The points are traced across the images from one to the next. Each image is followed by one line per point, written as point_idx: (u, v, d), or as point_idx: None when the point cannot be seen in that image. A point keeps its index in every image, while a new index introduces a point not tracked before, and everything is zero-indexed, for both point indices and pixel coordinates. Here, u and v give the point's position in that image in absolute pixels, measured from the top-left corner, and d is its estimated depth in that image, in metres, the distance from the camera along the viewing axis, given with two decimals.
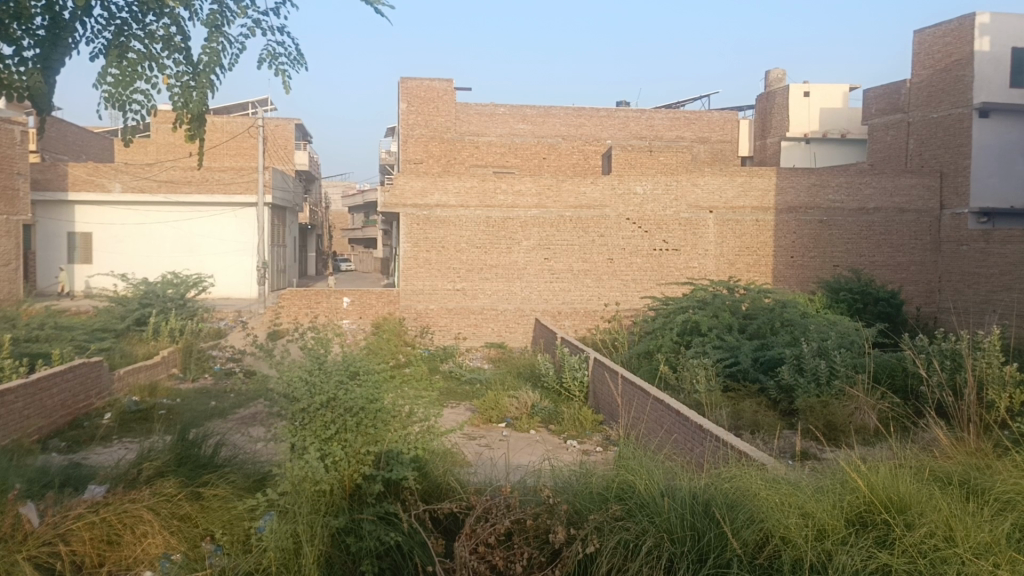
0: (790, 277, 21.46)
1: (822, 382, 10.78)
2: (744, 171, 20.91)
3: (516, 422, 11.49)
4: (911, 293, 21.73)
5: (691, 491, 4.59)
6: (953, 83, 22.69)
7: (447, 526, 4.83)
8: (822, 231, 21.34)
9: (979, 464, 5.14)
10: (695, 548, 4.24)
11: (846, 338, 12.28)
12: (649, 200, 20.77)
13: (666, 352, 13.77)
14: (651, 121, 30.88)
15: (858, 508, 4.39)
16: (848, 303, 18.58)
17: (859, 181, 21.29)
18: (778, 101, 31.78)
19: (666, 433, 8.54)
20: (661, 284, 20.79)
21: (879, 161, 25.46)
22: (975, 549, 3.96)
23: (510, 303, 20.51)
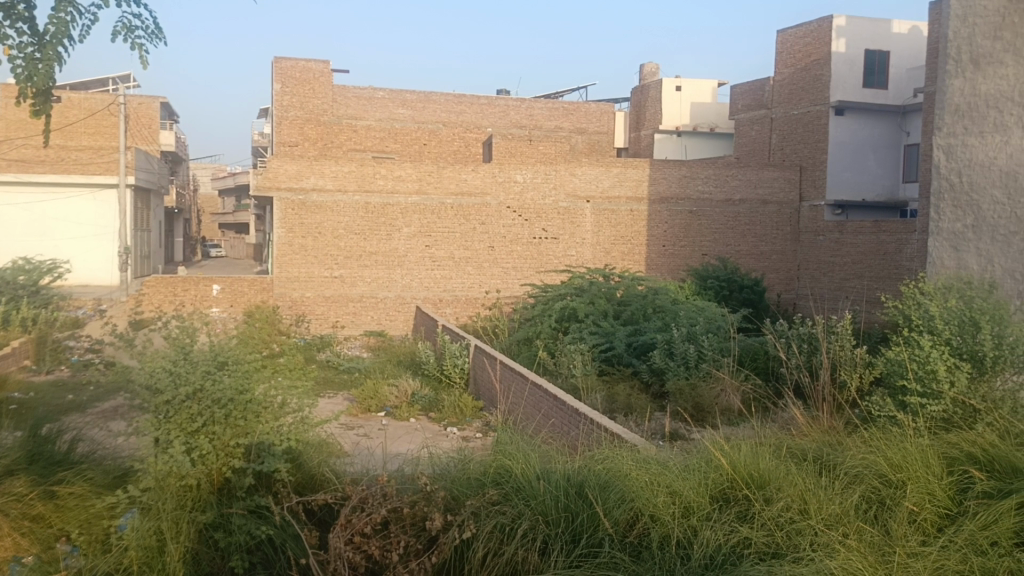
0: (663, 265, 22.21)
1: (691, 365, 11.23)
2: (620, 163, 21.47)
3: (396, 411, 11.38)
4: (772, 281, 22.86)
5: (566, 473, 4.67)
6: (812, 81, 24.15)
7: (321, 517, 4.73)
8: (692, 222, 22.20)
9: (832, 441, 5.48)
10: (569, 530, 4.34)
11: (713, 324, 12.79)
12: (529, 188, 21.00)
13: (545, 339, 14.01)
14: (531, 111, 31.17)
15: (721, 485, 4.61)
16: (715, 290, 19.39)
17: (726, 173, 22.25)
18: (651, 94, 32.80)
19: (543, 417, 8.68)
20: (540, 271, 21.08)
21: (744, 155, 26.69)
22: (827, 520, 4.23)
23: (390, 290, 20.22)
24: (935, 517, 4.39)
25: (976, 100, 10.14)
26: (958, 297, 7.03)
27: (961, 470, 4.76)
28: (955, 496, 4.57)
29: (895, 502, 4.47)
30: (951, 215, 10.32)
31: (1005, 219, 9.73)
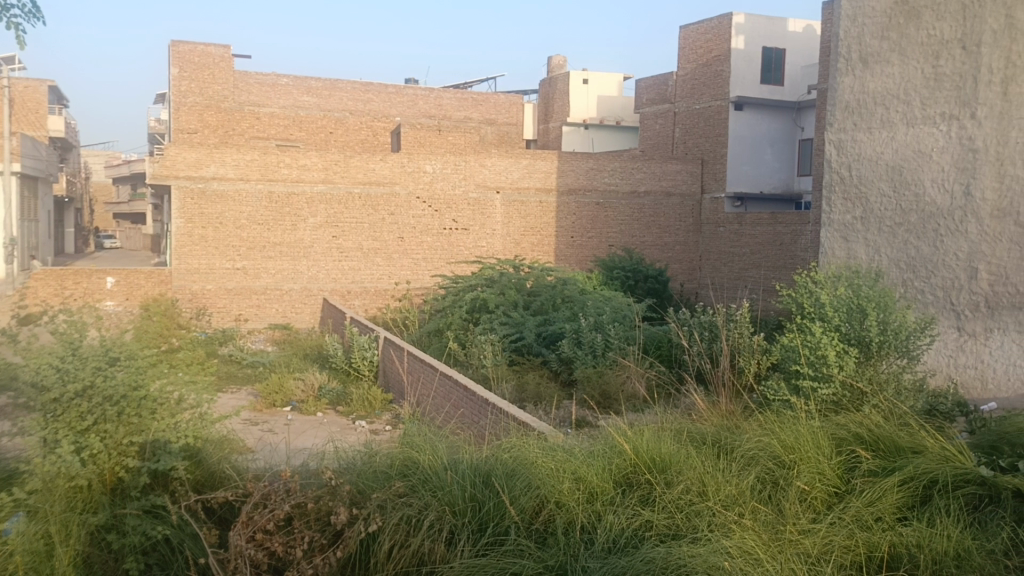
0: (571, 256, 22.53)
1: (598, 354, 11.43)
2: (528, 154, 21.65)
3: (302, 405, 11.16)
4: (676, 271, 23.43)
5: (473, 463, 4.69)
6: (713, 77, 24.89)
7: (222, 515, 4.61)
8: (599, 213, 22.55)
9: (729, 425, 5.68)
10: (476, 519, 4.36)
11: (619, 313, 13.00)
12: (439, 179, 20.92)
13: (456, 330, 14.01)
14: (440, 101, 30.99)
15: (624, 470, 4.73)
16: (621, 280, 19.75)
17: (632, 166, 22.69)
18: (559, 87, 33.14)
19: (452, 407, 8.67)
20: (450, 262, 21.04)
21: (649, 148, 27.25)
22: (724, 501, 4.39)
23: (295, 282, 19.73)
24: (825, 495, 4.61)
25: (864, 97, 10.54)
26: (846, 285, 7.40)
27: (849, 450, 5.01)
28: (843, 475, 4.81)
29: (788, 481, 4.67)
30: (842, 207, 10.78)
31: (890, 210, 10.24)
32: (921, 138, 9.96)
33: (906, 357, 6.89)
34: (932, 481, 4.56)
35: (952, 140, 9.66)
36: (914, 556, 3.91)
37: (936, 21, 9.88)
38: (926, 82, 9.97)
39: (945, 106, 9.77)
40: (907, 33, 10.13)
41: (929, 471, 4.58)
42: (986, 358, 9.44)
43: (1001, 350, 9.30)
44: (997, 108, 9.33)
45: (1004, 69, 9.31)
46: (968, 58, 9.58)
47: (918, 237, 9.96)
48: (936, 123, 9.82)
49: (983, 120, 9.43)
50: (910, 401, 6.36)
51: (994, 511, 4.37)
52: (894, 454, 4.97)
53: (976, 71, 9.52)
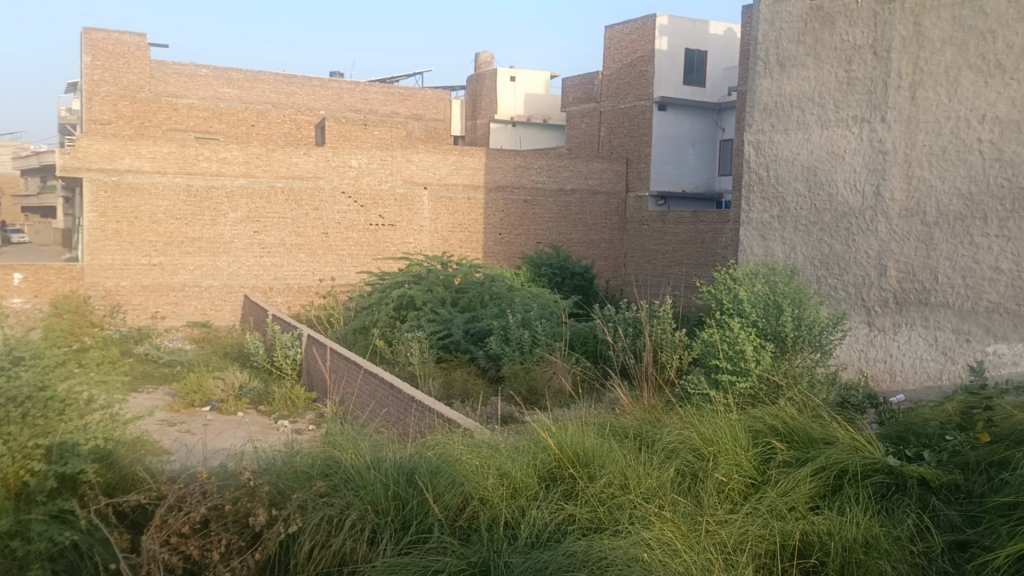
0: (498, 253, 22.60)
1: (525, 350, 11.49)
2: (456, 150, 21.64)
3: (222, 405, 10.87)
4: (602, 268, 23.68)
5: (396, 461, 4.66)
6: (637, 77, 25.34)
7: (134, 519, 4.45)
8: (526, 210, 22.68)
9: (651, 418, 5.79)
10: (399, 517, 4.31)
11: (546, 309, 13.08)
12: (364, 174, 20.68)
13: (382, 327, 13.88)
14: (365, 95, 30.66)
15: (548, 465, 4.77)
16: (549, 277, 19.86)
17: (559, 164, 22.85)
18: (487, 83, 33.17)
19: (377, 405, 8.59)
20: (377, 258, 20.84)
21: (575, 146, 27.53)
22: (645, 494, 4.47)
23: (215, 279, 19.19)
24: (742, 486, 4.73)
25: (781, 99, 10.89)
26: (764, 281, 7.62)
27: (764, 442, 5.15)
28: (760, 466, 4.95)
29: (707, 473, 4.78)
30: (759, 206, 11.12)
31: (805, 210, 10.59)
32: (835, 140, 10.31)
33: (820, 351, 7.13)
34: (843, 470, 4.72)
35: (863, 143, 10.01)
36: (825, 544, 4.03)
37: (849, 27, 10.22)
38: (840, 85, 10.31)
39: (857, 109, 10.12)
40: (822, 38, 10.48)
41: (841, 461, 4.74)
42: (894, 352, 9.84)
43: (908, 344, 9.69)
44: (906, 112, 9.64)
45: (911, 74, 9.62)
46: (878, 63, 9.92)
47: (831, 236, 10.31)
48: (849, 125, 10.17)
49: (892, 124, 9.75)
50: (823, 393, 6.61)
51: (900, 499, 4.55)
52: (807, 445, 5.13)
53: (886, 76, 9.85)
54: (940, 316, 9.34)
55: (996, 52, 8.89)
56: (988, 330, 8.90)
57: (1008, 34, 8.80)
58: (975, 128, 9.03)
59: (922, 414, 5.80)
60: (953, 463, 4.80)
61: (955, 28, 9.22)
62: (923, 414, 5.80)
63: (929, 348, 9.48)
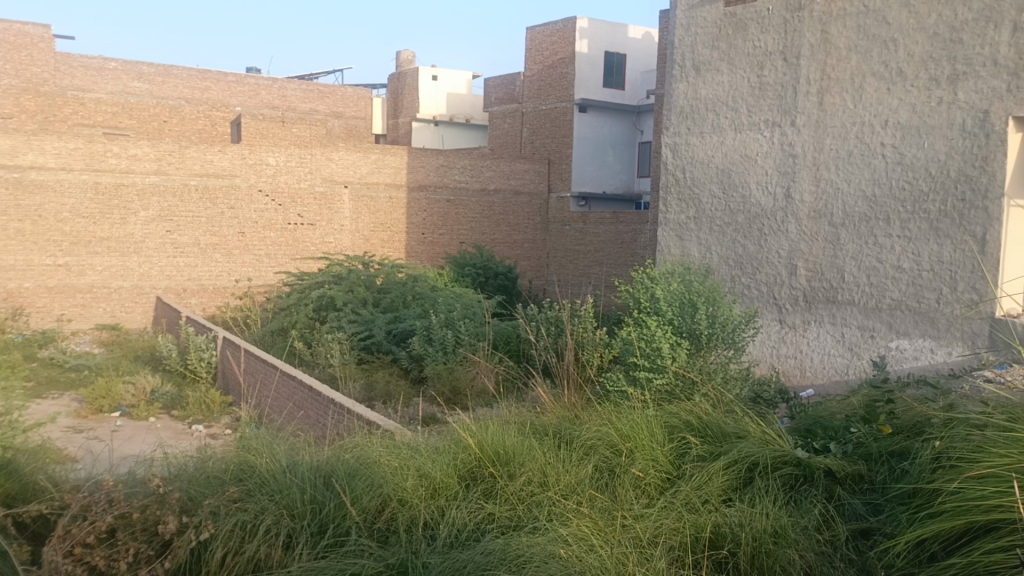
0: (421, 253, 22.47)
1: (449, 350, 11.48)
2: (377, 149, 21.47)
3: (133, 410, 10.49)
4: (525, 268, 23.79)
5: (313, 465, 4.59)
6: (558, 79, 25.67)
7: (35, 530, 4.28)
8: (449, 210, 22.64)
9: (571, 416, 5.86)
10: (315, 521, 4.24)
11: (469, 309, 13.06)
12: (282, 172, 20.28)
13: (301, 329, 13.63)
14: (283, 91, 30.08)
15: (469, 465, 4.78)
16: (472, 277, 19.85)
17: (482, 163, 22.87)
18: (408, 82, 32.95)
19: (295, 408, 8.42)
20: (296, 258, 20.47)
21: (498, 146, 27.68)
22: (563, 491, 4.52)
23: (126, 280, 18.49)
24: (658, 481, 4.83)
25: (697, 103, 11.20)
26: (679, 281, 7.81)
27: (680, 437, 5.27)
28: (675, 460, 5.06)
29: (625, 468, 4.86)
30: (677, 207, 11.45)
31: (720, 211, 10.91)
32: (748, 143, 10.63)
33: (733, 348, 7.35)
34: (754, 463, 4.87)
35: (774, 146, 10.35)
36: (736, 535, 4.14)
37: (760, 33, 10.54)
38: (752, 90, 10.62)
39: (769, 114, 10.44)
40: (735, 43, 10.80)
41: (752, 454, 4.88)
42: (804, 349, 10.20)
43: (817, 340, 10.05)
44: (814, 117, 9.98)
45: (819, 80, 9.96)
46: (788, 69, 10.25)
47: (744, 236, 10.66)
48: (761, 129, 10.50)
49: (801, 128, 10.09)
50: (736, 389, 6.80)
51: (808, 489, 4.71)
52: (720, 439, 5.27)
53: (795, 82, 10.18)
54: (847, 313, 9.70)
55: (898, 60, 9.20)
56: (891, 326, 9.26)
57: (908, 43, 9.11)
58: (878, 133, 9.38)
59: (828, 408, 6.03)
60: (858, 454, 4.99)
61: (860, 36, 9.55)
62: (831, 408, 6.01)
63: (837, 344, 9.85)
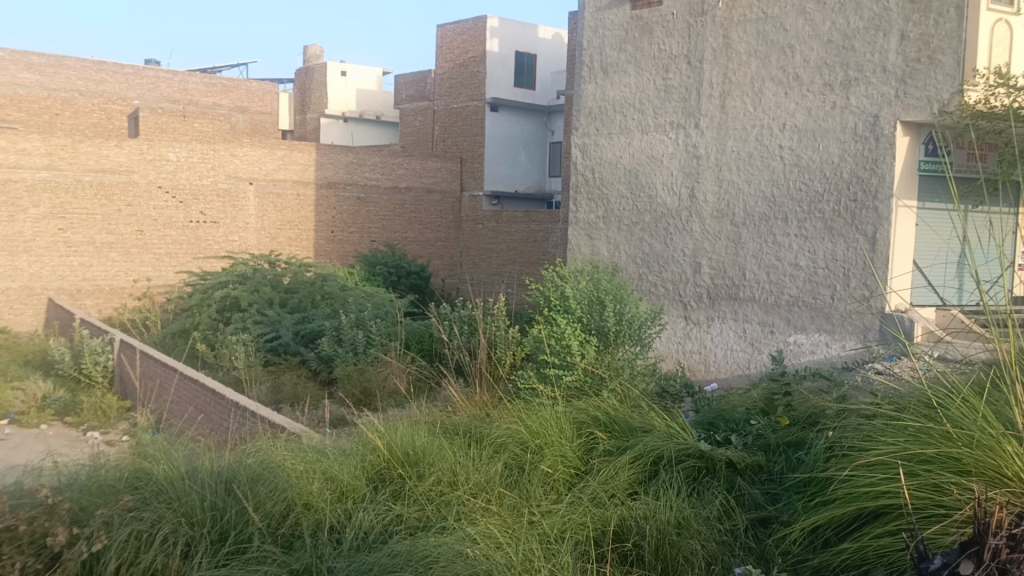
0: (331, 251, 22.07)
1: (359, 351, 11.34)
2: (283, 145, 21.04)
3: (22, 418, 9.96)
4: (437, 267, 23.65)
5: (214, 470, 4.46)
6: (469, 77, 25.75)
7: None
8: (359, 208, 22.33)
9: (482, 414, 5.87)
10: (216, 528, 4.12)
11: (381, 309, 12.89)
12: (184, 168, 19.63)
13: (204, 331, 13.19)
14: (185, 85, 29.20)
15: (377, 466, 4.74)
16: (384, 276, 19.62)
17: (392, 161, 22.66)
18: (316, 77, 32.46)
19: (197, 411, 8.15)
20: (198, 258, 19.81)
21: (409, 144, 27.54)
22: (473, 489, 4.51)
23: (14, 280, 17.50)
24: (567, 476, 4.88)
25: (605, 104, 11.41)
26: (588, 279, 7.94)
27: (588, 432, 5.34)
28: (584, 456, 5.13)
29: (534, 466, 4.90)
30: (587, 207, 11.65)
31: (628, 211, 11.15)
32: (654, 145, 10.88)
33: (639, 344, 7.52)
34: (659, 456, 4.98)
35: (679, 147, 10.63)
36: (641, 529, 4.22)
37: (665, 37, 10.80)
38: (658, 92, 10.87)
39: (674, 115, 10.71)
40: (641, 46, 11.04)
41: (657, 448, 4.99)
42: (708, 344, 10.50)
43: (720, 336, 10.35)
44: (716, 119, 10.28)
45: (721, 84, 10.26)
46: (692, 72, 10.53)
47: (651, 236, 10.92)
48: (666, 130, 10.76)
49: (705, 130, 10.39)
50: (643, 383, 6.95)
51: (710, 481, 4.84)
52: (627, 433, 5.36)
53: (699, 85, 10.47)
54: (748, 309, 10.03)
55: (795, 65, 9.56)
56: (789, 321, 9.61)
57: (804, 50, 9.46)
58: (776, 135, 9.73)
59: (731, 401, 6.22)
60: (757, 445, 5.15)
61: (759, 42, 9.88)
62: (733, 401, 6.20)
63: (739, 340, 10.16)
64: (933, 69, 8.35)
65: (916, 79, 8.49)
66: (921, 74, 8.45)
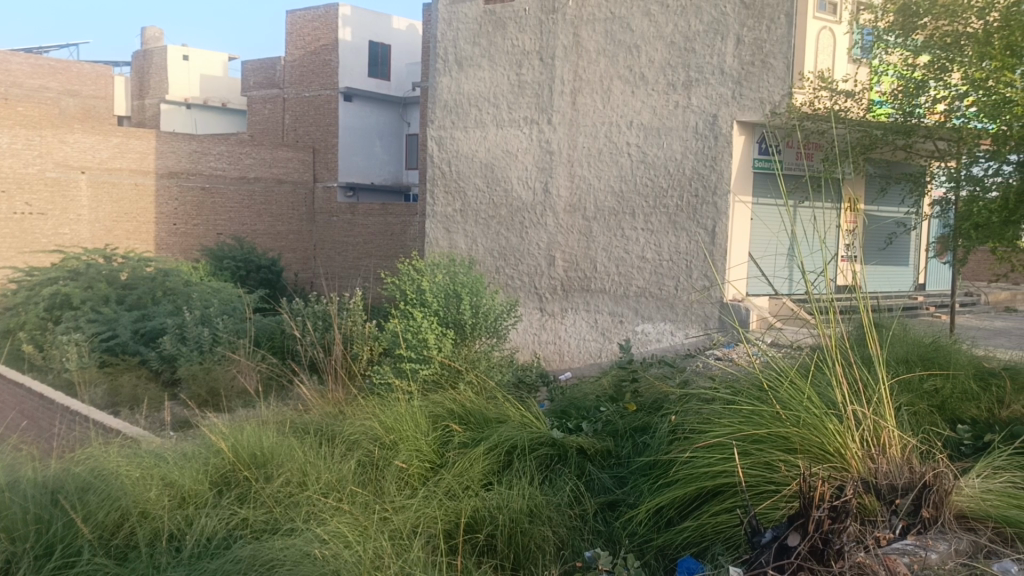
0: (174, 245, 20.94)
1: (205, 349, 10.86)
2: (119, 132, 19.77)
3: None
4: (289, 260, 22.94)
5: (39, 482, 4.20)
6: (321, 66, 25.16)
7: None
8: (204, 199, 21.29)
9: (335, 411, 5.76)
10: (40, 542, 3.86)
11: (228, 305, 12.21)
12: (6, 155, 18.03)
13: (30, 332, 12.20)
14: (6, 65, 26.93)
15: (222, 470, 4.56)
16: (232, 270, 18.84)
17: (240, 150, 21.77)
18: (156, 61, 30.91)
19: (21, 418, 7.53)
20: (25, 252, 18.24)
21: (258, 134, 26.63)
22: (322, 488, 4.40)
23: None
24: (421, 471, 4.83)
25: (460, 98, 11.48)
26: (444, 272, 7.93)
27: (444, 425, 5.33)
28: (439, 449, 5.10)
29: (387, 461, 4.84)
30: (443, 200, 11.67)
31: (484, 204, 11.26)
32: (509, 139, 11.03)
33: (495, 337, 7.68)
34: (512, 446, 5.04)
35: (533, 142, 10.81)
36: (494, 519, 4.26)
37: (518, 33, 10.95)
38: (512, 87, 11.01)
39: (527, 111, 10.87)
40: (495, 41, 11.16)
41: (511, 438, 5.05)
42: (562, 335, 10.73)
43: (573, 327, 10.60)
44: (567, 116, 10.51)
45: (571, 81, 10.50)
46: (544, 69, 10.72)
47: (507, 229, 11.06)
48: (520, 126, 10.92)
49: (557, 126, 10.60)
50: (498, 375, 7.01)
51: (561, 468, 4.95)
52: (482, 424, 5.39)
53: (550, 81, 10.66)
54: (599, 300, 10.32)
55: (641, 65, 9.90)
56: (637, 311, 9.98)
57: (650, 50, 9.82)
58: (624, 133, 10.06)
59: (584, 390, 6.37)
60: (607, 431, 5.31)
61: (607, 41, 10.17)
62: (585, 390, 6.35)
63: (591, 330, 10.44)
64: (765, 73, 8.88)
65: (751, 81, 9.00)
66: (755, 77, 8.96)
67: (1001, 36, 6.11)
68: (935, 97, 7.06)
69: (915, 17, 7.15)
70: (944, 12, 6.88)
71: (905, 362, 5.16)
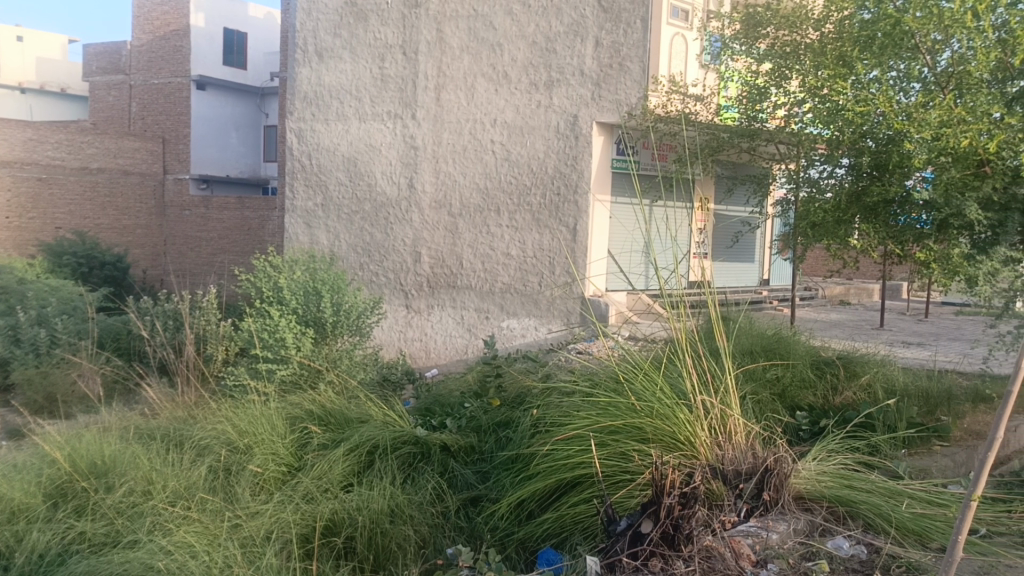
0: (6, 240, 19.18)
1: (41, 353, 10.07)
2: None
3: None
4: (137, 256, 21.81)
5: None
6: (172, 52, 23.88)
7: None
8: (40, 190, 19.74)
9: (186, 415, 5.50)
10: None
11: (68, 305, 11.42)
12: None
13: None
14: None
15: (58, 482, 4.29)
16: (72, 267, 17.59)
17: (81, 139, 20.45)
18: None
19: None
20: None
21: (101, 122, 25.14)
22: (168, 496, 4.17)
23: None
24: (278, 474, 4.67)
25: (320, 90, 11.23)
26: (303, 269, 7.68)
27: (302, 427, 5.17)
28: (297, 452, 4.94)
29: (241, 466, 4.66)
30: (303, 194, 11.36)
31: (347, 199, 11.06)
32: (371, 133, 10.88)
33: (357, 335, 7.54)
34: (374, 446, 4.95)
35: (397, 138, 10.68)
36: (353, 521, 4.17)
37: (380, 25, 10.82)
38: (374, 81, 10.87)
39: (390, 105, 10.74)
40: (357, 33, 10.98)
41: (373, 438, 4.96)
42: (427, 332, 10.68)
43: (439, 323, 10.58)
44: (431, 111, 10.46)
45: (435, 76, 10.46)
46: (408, 63, 10.63)
47: (371, 225, 10.89)
48: (383, 120, 10.78)
49: (421, 121, 10.52)
50: (360, 373, 6.87)
51: (424, 466, 4.91)
52: (344, 425, 5.27)
53: (414, 76, 10.59)
54: (465, 296, 10.33)
55: (504, 64, 9.97)
56: (502, 307, 10.06)
57: (512, 49, 9.91)
58: (488, 130, 10.10)
59: (448, 387, 6.34)
60: (470, 427, 5.31)
61: (470, 38, 10.19)
62: (449, 386, 6.34)
63: (458, 326, 10.44)
64: (622, 76, 9.16)
65: (608, 83, 9.27)
66: (612, 79, 9.23)
67: (834, 48, 6.64)
68: (775, 104, 7.39)
69: (758, 26, 7.77)
70: (785, 23, 7.54)
71: (750, 353, 5.44)
